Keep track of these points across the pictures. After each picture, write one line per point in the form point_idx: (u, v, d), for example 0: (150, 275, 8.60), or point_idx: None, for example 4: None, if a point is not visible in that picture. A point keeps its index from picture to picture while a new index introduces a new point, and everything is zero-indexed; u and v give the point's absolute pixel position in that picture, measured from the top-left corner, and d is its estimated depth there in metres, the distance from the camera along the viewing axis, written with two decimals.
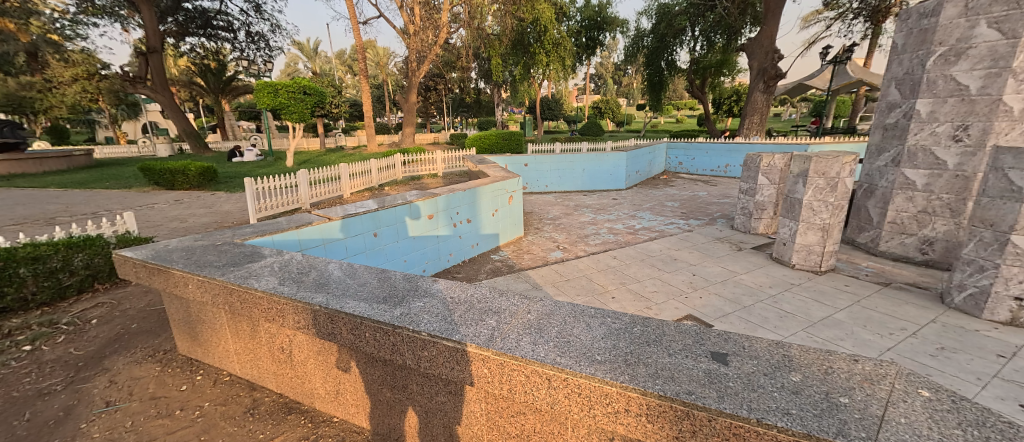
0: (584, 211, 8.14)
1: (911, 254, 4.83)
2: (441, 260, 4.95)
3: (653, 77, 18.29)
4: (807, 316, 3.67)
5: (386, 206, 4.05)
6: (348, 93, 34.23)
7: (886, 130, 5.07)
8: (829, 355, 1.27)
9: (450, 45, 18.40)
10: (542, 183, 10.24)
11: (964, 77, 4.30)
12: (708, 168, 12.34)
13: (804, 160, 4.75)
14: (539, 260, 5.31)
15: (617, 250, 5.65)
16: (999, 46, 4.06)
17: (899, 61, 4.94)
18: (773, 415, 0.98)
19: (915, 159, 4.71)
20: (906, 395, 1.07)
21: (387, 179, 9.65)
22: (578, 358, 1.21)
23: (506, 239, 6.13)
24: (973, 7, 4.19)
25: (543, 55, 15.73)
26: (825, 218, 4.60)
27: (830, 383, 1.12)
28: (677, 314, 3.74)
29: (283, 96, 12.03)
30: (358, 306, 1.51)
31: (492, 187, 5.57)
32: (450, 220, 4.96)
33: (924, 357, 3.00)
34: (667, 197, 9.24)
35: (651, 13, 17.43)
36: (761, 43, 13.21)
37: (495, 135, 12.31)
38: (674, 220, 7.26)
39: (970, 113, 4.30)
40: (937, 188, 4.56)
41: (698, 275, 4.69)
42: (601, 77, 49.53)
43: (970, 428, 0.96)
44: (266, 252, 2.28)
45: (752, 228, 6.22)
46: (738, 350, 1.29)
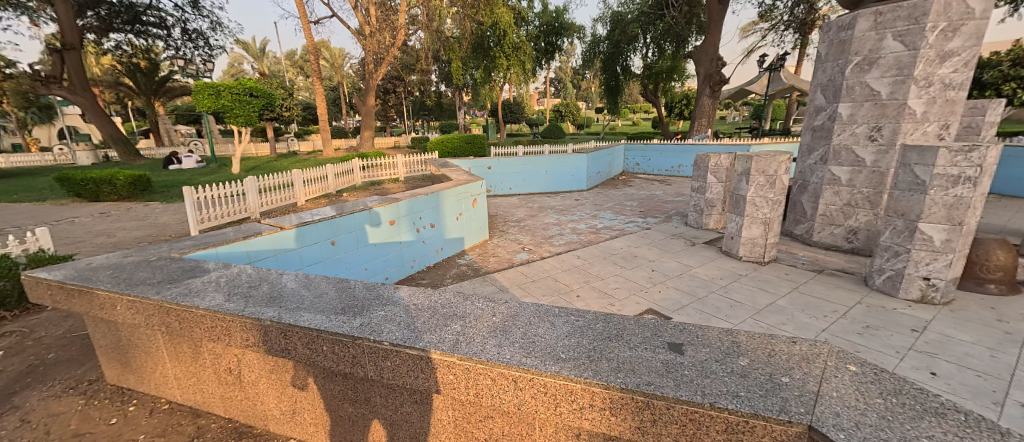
0: (548, 212, 8.25)
1: (839, 242, 5.32)
2: (406, 266, 4.83)
3: (610, 82, 18.91)
4: (754, 303, 3.95)
5: (344, 213, 3.91)
6: (301, 95, 32.50)
7: (814, 131, 5.56)
8: (772, 339, 1.37)
9: (408, 47, 17.93)
10: (506, 185, 10.25)
11: (876, 83, 4.84)
12: (664, 168, 12.91)
13: (746, 160, 5.12)
14: (504, 262, 5.32)
15: (580, 249, 5.79)
16: (903, 57, 4.62)
17: (823, 69, 5.43)
18: (725, 399, 1.05)
19: (840, 157, 5.21)
20: (836, 371, 1.18)
21: (346, 184, 9.23)
22: (543, 358, 1.22)
23: (472, 242, 6.07)
24: (881, 22, 4.72)
25: (503, 59, 15.82)
26: (766, 212, 4.98)
27: (774, 365, 1.21)
28: (639, 308, 3.89)
29: (227, 98, 11.20)
30: (314, 319, 1.44)
31: (455, 191, 5.51)
32: (413, 226, 4.84)
33: (853, 336, 3.32)
34: (626, 197, 9.56)
35: (607, 20, 18.03)
36: (707, 51, 14.06)
37: (458, 137, 12.15)
38: (633, 219, 7.54)
39: (882, 116, 4.84)
40: (858, 182, 5.08)
41: (657, 271, 4.88)
42: (561, 81, 50.08)
43: (890, 396, 1.08)
44: (210, 266, 2.12)
45: (704, 224, 6.60)
46: (692, 339, 1.37)
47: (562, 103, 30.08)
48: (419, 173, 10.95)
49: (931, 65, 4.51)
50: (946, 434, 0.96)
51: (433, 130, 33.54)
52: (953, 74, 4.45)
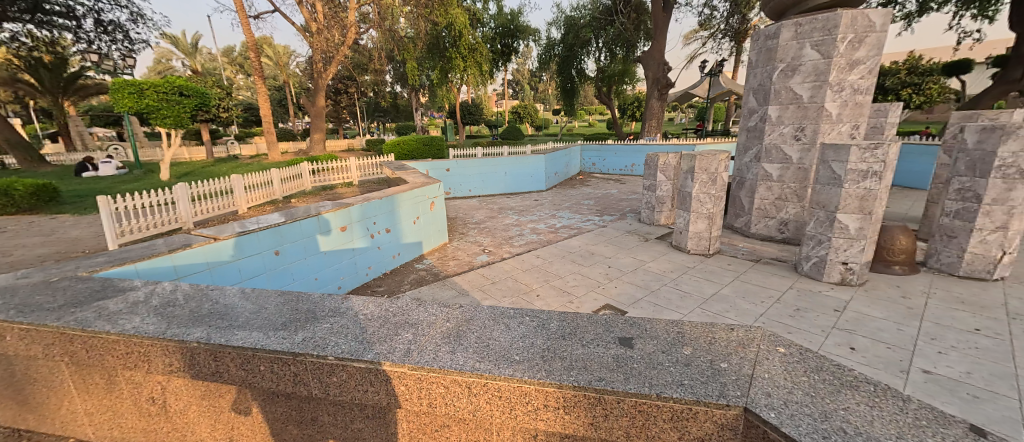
0: (508, 213, 8.27)
1: (773, 234, 5.80)
2: (360, 274, 4.63)
3: (566, 84, 19.27)
4: (701, 294, 4.21)
5: (289, 221, 3.69)
6: (242, 94, 30.20)
7: (748, 131, 6.02)
8: (713, 327, 1.46)
9: (360, 46, 17.23)
10: (465, 187, 10.13)
11: (799, 88, 5.33)
12: (618, 167, 13.39)
13: (690, 159, 5.43)
14: (464, 265, 5.26)
15: (540, 249, 5.86)
16: (820, 64, 5.14)
17: (754, 74, 5.89)
18: (670, 388, 1.10)
19: (770, 155, 5.68)
20: (768, 353, 1.27)
21: (294, 189, 8.69)
22: (497, 361, 1.21)
23: (430, 246, 5.93)
24: (801, 33, 5.21)
25: (460, 60, 15.57)
26: (709, 208, 5.32)
27: (714, 352, 1.29)
28: (596, 304, 4.00)
29: (151, 97, 10.15)
30: (251, 336, 1.34)
31: (412, 194, 5.35)
32: (366, 231, 4.65)
33: (786, 318, 3.63)
34: (584, 197, 9.81)
35: (560, 24, 18.43)
36: (654, 56, 14.76)
37: (415, 139, 11.75)
38: (590, 217, 7.75)
39: (804, 117, 5.34)
40: (787, 178, 5.57)
41: (613, 267, 5.05)
42: (518, 83, 50.34)
43: (813, 373, 1.18)
44: (128, 284, 1.90)
45: (655, 220, 6.94)
46: (641, 333, 1.42)
47: (520, 105, 30.25)
48: (375, 176, 10.57)
49: (843, 72, 5.05)
50: (860, 404, 1.06)
51: (389, 132, 32.53)
52: (859, 80, 5.02)
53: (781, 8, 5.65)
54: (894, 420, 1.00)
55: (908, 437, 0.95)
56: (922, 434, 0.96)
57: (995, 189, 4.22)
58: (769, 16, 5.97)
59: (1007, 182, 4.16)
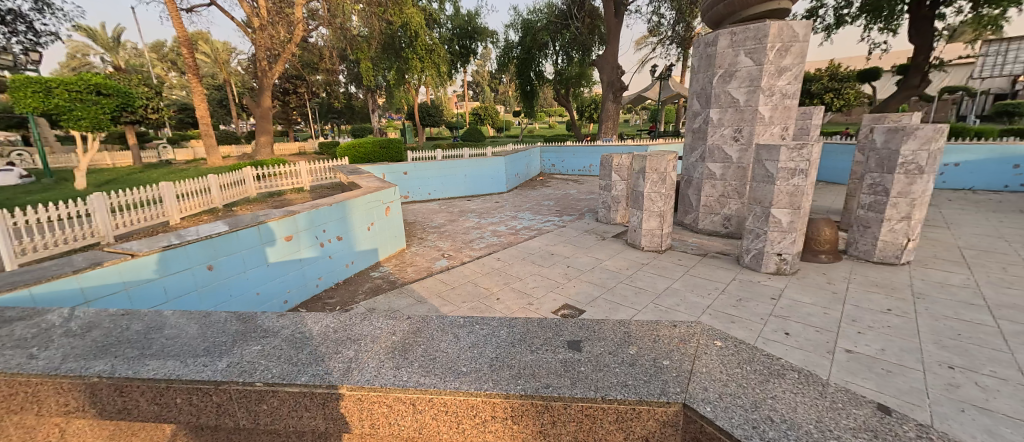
0: (469, 216, 8.17)
1: (718, 229, 6.17)
2: (309, 286, 4.32)
3: (525, 86, 19.40)
4: (654, 289, 4.39)
5: (224, 232, 3.40)
6: (175, 94, 27.67)
7: (693, 133, 6.37)
8: (657, 325, 1.50)
9: (308, 44, 16.34)
10: (425, 191, 9.88)
11: (736, 92, 5.72)
12: (577, 168, 13.68)
13: (641, 159, 5.65)
14: (423, 271, 5.11)
15: (500, 251, 5.84)
16: (753, 71, 5.54)
17: (697, 79, 6.25)
18: (615, 390, 1.12)
19: (713, 155, 6.05)
20: (706, 348, 1.34)
21: (236, 196, 8.05)
22: (444, 375, 1.17)
23: (387, 253, 5.68)
24: (736, 41, 5.59)
25: (417, 61, 14.95)
26: (660, 206, 5.56)
27: (657, 350, 1.33)
28: (555, 305, 4.04)
29: (61, 97, 8.96)
30: (166, 365, 1.21)
31: (365, 200, 5.09)
32: (316, 240, 4.36)
33: (730, 308, 3.87)
34: (544, 197, 9.93)
35: (518, 27, 18.57)
36: (608, 60, 15.25)
37: (372, 143, 11.04)
38: (550, 218, 7.85)
39: (742, 120, 5.73)
40: (729, 176, 5.95)
41: (572, 267, 5.13)
42: (478, 84, 50.04)
43: (746, 365, 1.25)
44: (19, 313, 1.66)
45: (611, 219, 7.15)
46: (589, 335, 1.43)
47: (480, 106, 30.03)
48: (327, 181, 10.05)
49: (773, 78, 5.47)
50: (786, 391, 1.13)
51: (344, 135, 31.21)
52: (787, 86, 5.47)
53: (718, 18, 6.04)
54: (813, 404, 1.08)
55: (825, 420, 1.03)
56: (836, 416, 1.05)
57: (900, 183, 4.76)
58: (708, 24, 6.36)
59: (909, 177, 4.71)
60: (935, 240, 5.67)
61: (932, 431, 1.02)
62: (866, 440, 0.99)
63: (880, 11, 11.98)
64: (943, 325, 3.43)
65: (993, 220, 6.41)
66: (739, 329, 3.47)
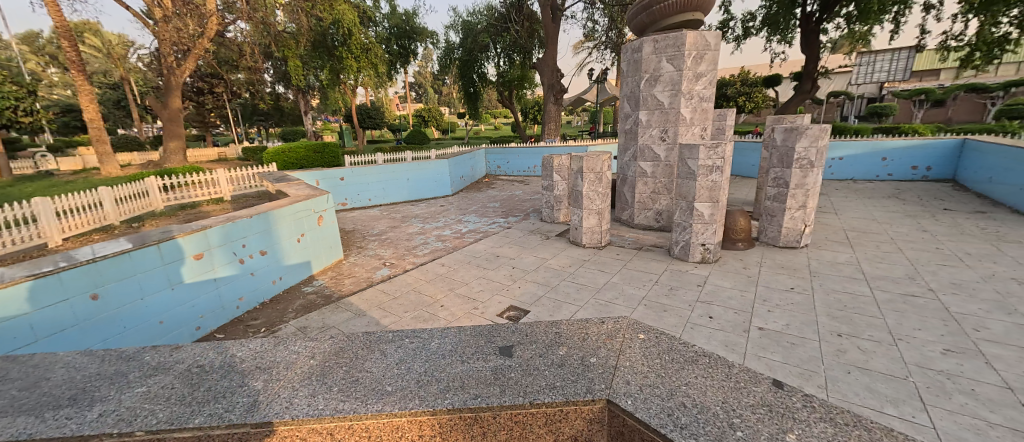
0: (412, 221, 7.91)
1: (652, 223, 6.57)
2: (228, 308, 3.86)
3: (468, 88, 19.25)
4: (594, 284, 4.56)
5: (111, 255, 2.94)
6: (56, 93, 23.61)
7: (625, 133, 6.73)
8: (587, 324, 1.59)
9: (225, 39, 14.74)
10: (364, 197, 9.39)
11: (661, 95, 6.14)
12: (522, 168, 13.85)
13: (579, 160, 5.85)
14: (362, 282, 4.83)
15: (445, 256, 5.71)
16: (674, 76, 5.98)
17: (627, 83, 6.61)
18: (544, 393, 1.16)
19: (644, 154, 6.44)
20: (630, 342, 1.46)
21: (137, 211, 6.97)
22: (365, 396, 1.12)
23: (323, 265, 5.25)
24: (658, 48, 6.01)
25: (352, 61, 13.30)
26: (598, 204, 5.79)
27: (585, 349, 1.41)
28: (501, 307, 4.03)
29: None
30: (18, 423, 1.03)
31: (293, 208, 4.64)
32: (234, 257, 3.91)
33: (662, 297, 4.15)
34: (489, 199, 9.91)
35: (458, 28, 18.32)
36: (548, 63, 15.60)
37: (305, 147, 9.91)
38: (496, 219, 7.85)
39: (667, 121, 6.17)
40: (658, 174, 6.37)
41: (517, 268, 5.17)
42: (420, 85, 48.64)
43: (665, 355, 1.39)
44: None
45: (555, 218, 7.33)
46: (522, 339, 1.46)
47: (423, 108, 29.19)
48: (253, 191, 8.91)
49: (692, 83, 5.95)
50: (696, 376, 1.30)
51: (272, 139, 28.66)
52: (703, 90, 5.98)
53: (642, 25, 6.45)
54: (719, 387, 1.24)
55: (729, 401, 1.20)
56: (739, 395, 1.22)
57: (797, 176, 5.42)
58: (634, 32, 6.79)
59: (803, 170, 5.38)
60: (827, 224, 6.52)
61: (811, 397, 1.24)
62: (762, 414, 1.15)
63: (778, 25, 13.58)
64: (834, 298, 3.96)
65: (870, 205, 7.53)
66: (670, 316, 3.72)
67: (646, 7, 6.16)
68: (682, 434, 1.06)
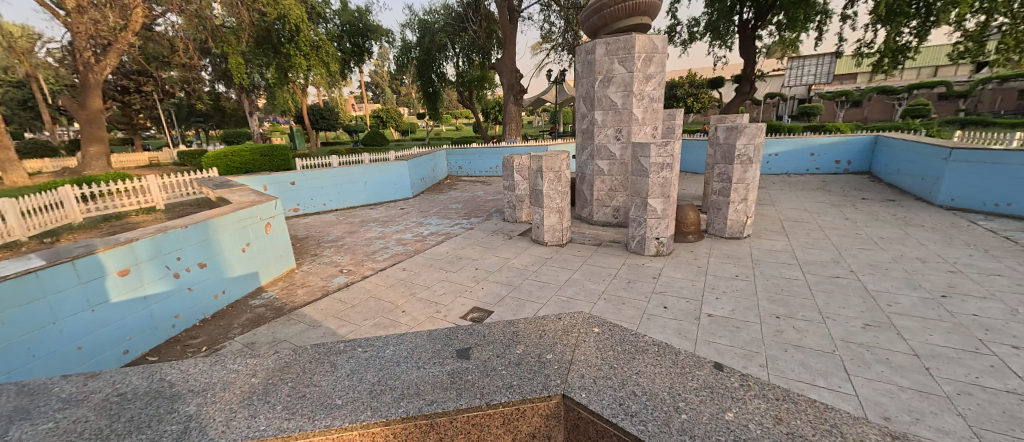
0: (370, 226, 7.63)
1: (610, 219, 6.78)
2: (162, 328, 3.52)
3: (427, 88, 18.91)
4: (557, 281, 4.63)
5: (13, 275, 2.59)
6: None
7: (583, 133, 6.90)
8: (544, 322, 1.73)
9: (153, 33, 13.39)
10: (318, 201, 8.94)
11: (614, 96, 6.35)
12: (483, 169, 13.80)
13: (538, 159, 5.91)
14: (317, 291, 4.59)
15: (406, 260, 5.56)
16: (626, 77, 6.21)
17: (582, 83, 6.77)
18: (500, 394, 1.25)
19: (601, 153, 6.64)
20: (585, 337, 1.63)
21: (48, 224, 6.20)
22: (314, 412, 1.13)
23: (273, 276, 4.93)
24: (610, 50, 6.21)
25: (299, 59, 11.70)
26: (558, 202, 5.88)
27: (541, 346, 1.53)
28: (464, 309, 3.99)
29: None
30: None
31: (235, 217, 4.32)
32: (166, 272, 3.57)
33: (621, 290, 4.30)
34: (451, 201, 9.77)
35: (415, 27, 17.88)
36: (507, 64, 15.61)
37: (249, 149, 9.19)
38: (458, 221, 7.76)
39: (620, 121, 6.39)
40: (614, 172, 6.59)
41: (480, 269, 5.14)
42: (377, 85, 47.03)
43: (618, 346, 1.59)
44: None
45: (517, 217, 7.37)
46: (479, 341, 1.54)
47: (381, 108, 28.24)
48: (191, 199, 8.10)
49: (642, 84, 6.20)
50: (644, 363, 1.50)
51: (214, 142, 26.51)
52: (653, 91, 6.26)
53: (595, 28, 6.63)
54: (666, 373, 1.45)
55: (674, 385, 1.39)
56: (684, 379, 1.43)
57: (738, 171, 5.81)
58: (587, 34, 6.95)
59: (744, 166, 5.78)
60: (767, 215, 7.05)
61: (741, 374, 1.51)
62: (704, 395, 1.36)
63: (719, 31, 14.49)
64: (773, 283, 4.29)
65: (803, 197, 8.23)
66: (629, 309, 3.86)
67: (597, 10, 6.33)
68: (632, 422, 1.20)
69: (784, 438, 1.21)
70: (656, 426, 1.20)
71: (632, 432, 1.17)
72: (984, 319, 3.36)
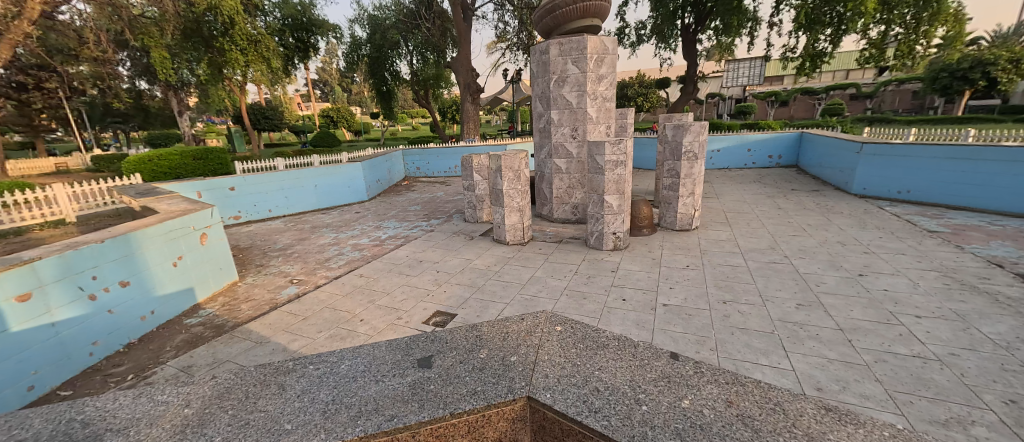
0: (323, 231, 7.24)
1: (569, 216, 6.91)
2: (76, 357, 3.11)
3: (380, 87, 18.27)
4: (520, 280, 4.64)
5: None
6: None
7: (540, 132, 6.96)
8: (507, 323, 1.74)
9: (56, 22, 11.78)
10: (263, 208, 8.33)
11: (569, 96, 6.46)
12: (442, 169, 13.57)
13: (497, 159, 5.88)
14: (265, 304, 4.28)
15: (363, 266, 5.33)
16: (580, 77, 6.34)
17: (538, 83, 6.82)
18: (463, 401, 1.23)
19: (558, 152, 6.73)
20: (549, 335, 1.65)
21: None
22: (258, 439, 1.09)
23: (211, 291, 4.52)
24: (564, 51, 6.31)
25: (235, 54, 10.69)
26: (518, 201, 5.90)
27: (505, 348, 1.54)
28: (427, 314, 3.89)
29: None
30: None
31: (163, 229, 3.91)
32: (79, 293, 3.15)
33: (582, 285, 4.39)
34: (409, 203, 9.51)
35: (364, 23, 17.11)
36: (462, 63, 15.43)
37: (180, 152, 8.34)
38: (417, 223, 7.56)
39: (576, 120, 6.52)
40: (572, 170, 6.72)
41: (441, 272, 5.03)
42: (325, 83, 44.77)
43: (581, 342, 1.62)
44: None
45: (477, 218, 7.31)
46: (441, 348, 1.53)
47: (331, 107, 26.95)
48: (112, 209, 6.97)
49: (596, 84, 6.36)
50: (606, 357, 1.54)
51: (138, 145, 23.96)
52: (606, 91, 6.44)
53: (547, 28, 6.71)
54: (628, 367, 1.50)
55: (636, 378, 1.44)
56: (644, 371, 1.48)
57: (687, 167, 6.12)
58: (540, 34, 7.01)
59: (690, 162, 6.11)
60: (712, 208, 7.51)
61: (695, 362, 1.60)
62: (663, 385, 1.42)
63: (664, 34, 15.20)
64: (720, 271, 4.57)
65: (744, 189, 8.84)
66: (591, 303, 3.95)
67: (549, 11, 6.41)
68: (596, 418, 1.22)
69: (734, 419, 1.28)
70: (619, 420, 1.23)
71: (598, 429, 1.18)
72: (893, 293, 3.80)
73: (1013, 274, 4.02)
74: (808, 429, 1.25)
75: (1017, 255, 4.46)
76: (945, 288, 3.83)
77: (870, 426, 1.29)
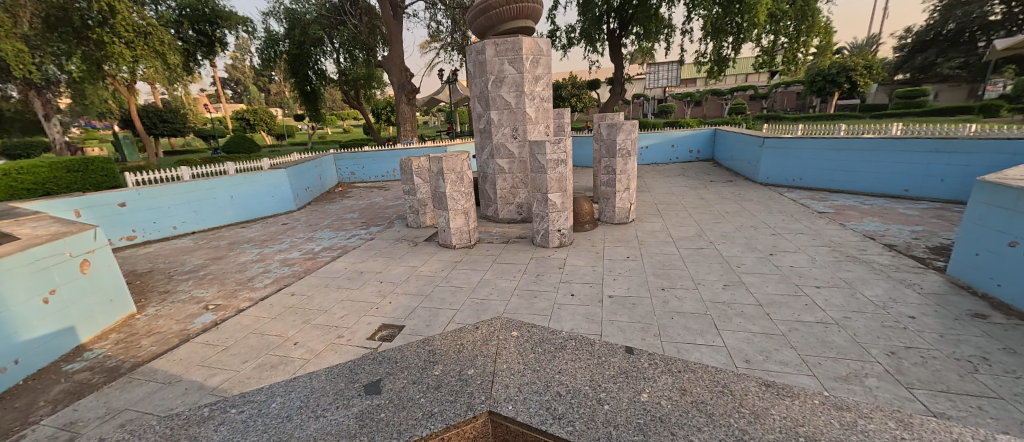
0: (244, 247, 6.50)
1: (514, 216, 6.93)
2: None
3: (303, 86, 16.92)
4: (468, 284, 4.53)
5: None
6: None
7: (481, 132, 6.88)
8: (459, 335, 1.76)
9: None
10: (165, 224, 7.29)
11: (507, 96, 6.46)
12: (379, 174, 12.95)
13: (437, 161, 5.70)
14: (174, 336, 3.73)
15: (296, 283, 4.88)
16: (517, 78, 6.36)
17: (475, 83, 6.73)
18: (419, 427, 1.22)
19: (500, 152, 6.71)
20: (505, 342, 1.68)
21: None
22: None
23: (98, 328, 3.81)
24: (500, 51, 6.28)
25: (119, 47, 9.06)
26: (462, 204, 5.77)
27: (460, 362, 1.55)
28: (371, 328, 3.63)
29: None
30: None
31: (22, 260, 3.18)
32: None
33: (532, 284, 4.40)
34: (344, 210, 8.89)
35: (281, 17, 15.54)
36: (394, 62, 14.76)
37: (47, 163, 6.95)
38: (355, 232, 7.10)
39: (515, 120, 6.54)
40: (514, 169, 6.73)
41: (384, 282, 4.74)
42: (238, 81, 40.45)
43: (538, 346, 1.65)
44: None
45: (420, 222, 7.04)
46: (390, 370, 1.53)
47: (249, 109, 24.22)
48: None
49: (532, 84, 6.44)
50: (565, 361, 1.56)
51: None
52: (542, 91, 6.54)
53: (482, 29, 6.63)
54: (587, 366, 1.52)
55: (593, 376, 1.47)
56: (600, 368, 1.52)
57: (621, 163, 6.42)
58: (475, 34, 6.92)
59: (624, 158, 6.41)
60: (645, 200, 7.96)
61: (649, 354, 1.65)
62: (621, 381, 1.45)
63: (593, 38, 15.82)
64: (657, 260, 4.85)
65: (672, 182, 9.49)
66: (541, 301, 3.96)
67: (483, 11, 6.34)
68: (560, 424, 1.22)
69: (690, 406, 1.32)
70: (583, 424, 1.23)
71: (560, 435, 1.18)
72: (797, 268, 4.29)
73: (883, 245, 4.75)
74: (753, 407, 1.32)
75: (885, 229, 5.28)
76: (836, 261, 4.41)
77: (803, 397, 1.40)
